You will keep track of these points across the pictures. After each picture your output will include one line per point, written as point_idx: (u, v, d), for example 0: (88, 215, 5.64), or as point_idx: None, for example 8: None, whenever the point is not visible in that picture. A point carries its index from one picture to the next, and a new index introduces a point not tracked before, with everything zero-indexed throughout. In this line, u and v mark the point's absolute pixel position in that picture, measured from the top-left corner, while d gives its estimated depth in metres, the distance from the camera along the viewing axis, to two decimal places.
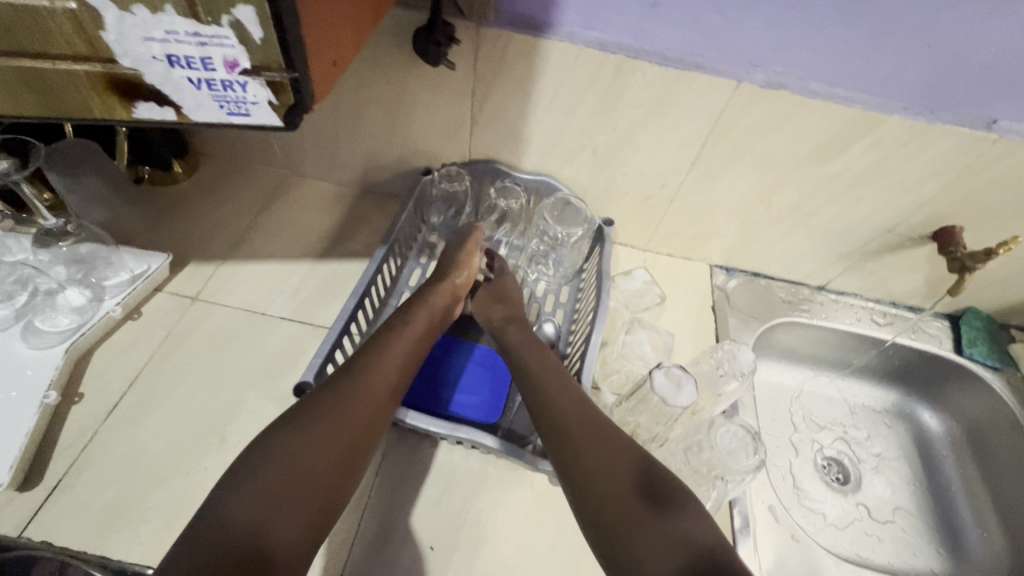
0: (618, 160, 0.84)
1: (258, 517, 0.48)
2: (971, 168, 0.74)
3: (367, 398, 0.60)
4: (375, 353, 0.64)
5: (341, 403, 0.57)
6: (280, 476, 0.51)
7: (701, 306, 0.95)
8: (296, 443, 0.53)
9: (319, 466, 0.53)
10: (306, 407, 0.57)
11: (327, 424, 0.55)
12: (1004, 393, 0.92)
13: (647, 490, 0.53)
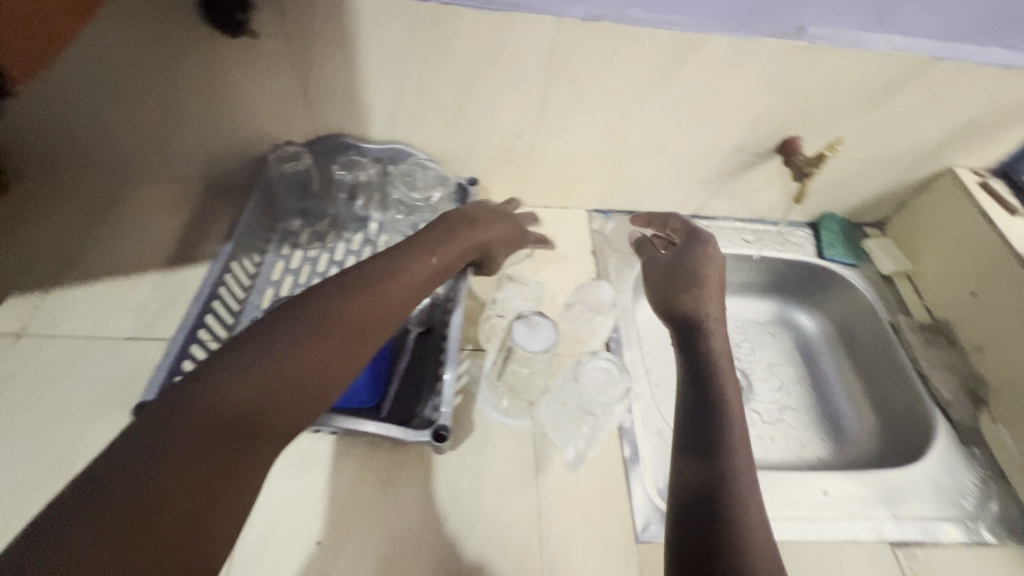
0: (467, 116, 0.82)
1: (209, 425, 0.45)
2: (793, 78, 0.78)
3: (350, 332, 0.56)
4: (378, 285, 0.60)
5: (322, 332, 0.54)
6: (242, 393, 0.48)
7: (581, 253, 0.95)
8: (267, 358, 0.50)
9: (280, 394, 0.50)
10: (291, 326, 0.54)
11: (296, 353, 0.52)
12: (861, 287, 1.00)
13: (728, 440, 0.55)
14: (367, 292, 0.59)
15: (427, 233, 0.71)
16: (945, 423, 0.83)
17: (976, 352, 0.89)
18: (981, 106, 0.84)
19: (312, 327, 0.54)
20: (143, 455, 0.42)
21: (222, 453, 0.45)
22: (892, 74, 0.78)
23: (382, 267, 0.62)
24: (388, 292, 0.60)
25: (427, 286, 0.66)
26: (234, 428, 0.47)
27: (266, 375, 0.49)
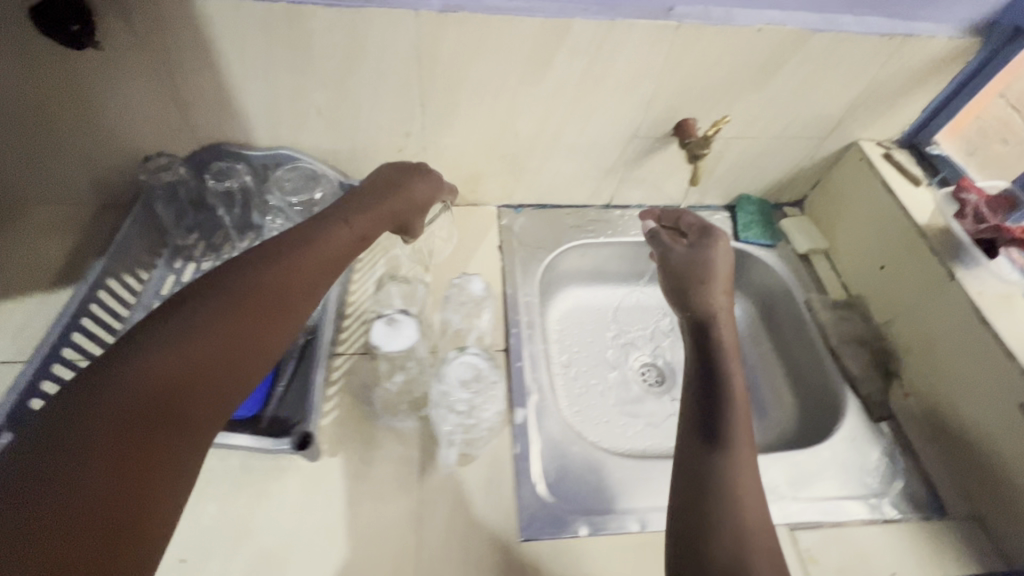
0: (348, 117, 0.81)
1: (114, 416, 0.41)
2: (672, 59, 0.77)
3: (272, 297, 0.52)
4: (303, 247, 0.56)
5: (247, 296, 0.50)
6: (155, 371, 0.43)
7: (488, 249, 0.94)
8: (183, 332, 0.46)
9: (199, 367, 0.46)
10: (214, 296, 0.49)
11: (218, 326, 0.48)
12: (778, 266, 0.99)
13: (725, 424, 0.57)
14: (287, 256, 0.54)
15: (357, 196, 0.66)
16: (854, 400, 0.82)
17: (887, 325, 0.87)
18: (871, 77, 0.83)
19: (237, 294, 0.50)
20: (47, 446, 0.39)
21: (141, 433, 0.41)
22: (771, 49, 0.77)
23: (307, 233, 0.58)
24: (312, 255, 0.56)
25: (353, 252, 0.61)
26: (152, 414, 0.42)
27: (182, 349, 0.45)
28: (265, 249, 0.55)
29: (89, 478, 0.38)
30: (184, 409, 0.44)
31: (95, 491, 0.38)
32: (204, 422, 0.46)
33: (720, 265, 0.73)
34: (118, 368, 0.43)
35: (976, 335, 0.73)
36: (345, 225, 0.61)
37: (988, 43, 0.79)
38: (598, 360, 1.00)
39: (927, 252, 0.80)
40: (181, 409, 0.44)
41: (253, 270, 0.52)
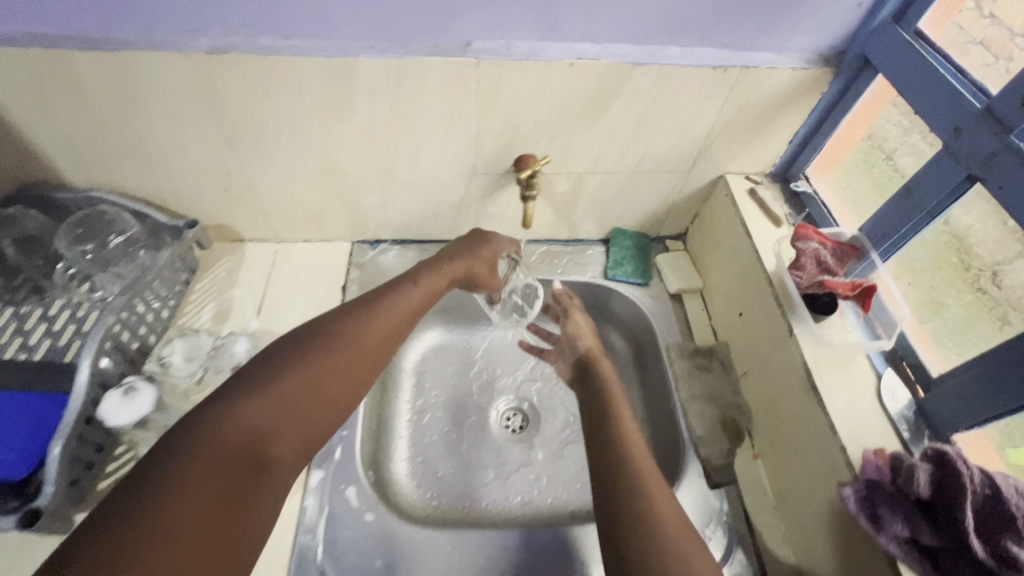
0: (155, 158, 0.76)
1: (222, 447, 0.47)
2: (485, 96, 0.71)
3: (356, 359, 0.59)
4: (370, 315, 0.63)
5: (350, 355, 0.59)
6: (251, 415, 0.51)
7: (331, 291, 0.90)
8: (260, 382, 0.53)
9: (317, 412, 0.55)
10: (298, 346, 0.57)
11: (331, 367, 0.56)
12: (646, 307, 0.92)
13: (639, 483, 0.55)
14: (360, 326, 0.61)
15: (420, 265, 0.74)
16: (695, 462, 0.75)
17: (744, 377, 0.80)
18: (719, 110, 0.76)
19: (345, 341, 0.59)
20: (149, 474, 0.44)
21: (234, 469, 0.47)
22: (593, 84, 0.71)
23: (381, 292, 0.66)
24: (386, 319, 0.63)
25: (422, 309, 0.69)
26: (238, 454, 0.48)
27: (280, 395, 0.53)
28: (370, 305, 0.64)
29: (179, 515, 0.42)
30: (273, 453, 0.51)
31: (178, 518, 0.41)
32: (280, 462, 0.51)
33: (582, 331, 0.84)
34: (223, 412, 0.50)
35: (807, 397, 0.66)
36: (414, 291, 0.68)
37: (840, 73, 0.72)
38: (457, 404, 0.95)
39: (771, 297, 0.72)
40: (270, 452, 0.50)
41: (365, 323, 0.62)
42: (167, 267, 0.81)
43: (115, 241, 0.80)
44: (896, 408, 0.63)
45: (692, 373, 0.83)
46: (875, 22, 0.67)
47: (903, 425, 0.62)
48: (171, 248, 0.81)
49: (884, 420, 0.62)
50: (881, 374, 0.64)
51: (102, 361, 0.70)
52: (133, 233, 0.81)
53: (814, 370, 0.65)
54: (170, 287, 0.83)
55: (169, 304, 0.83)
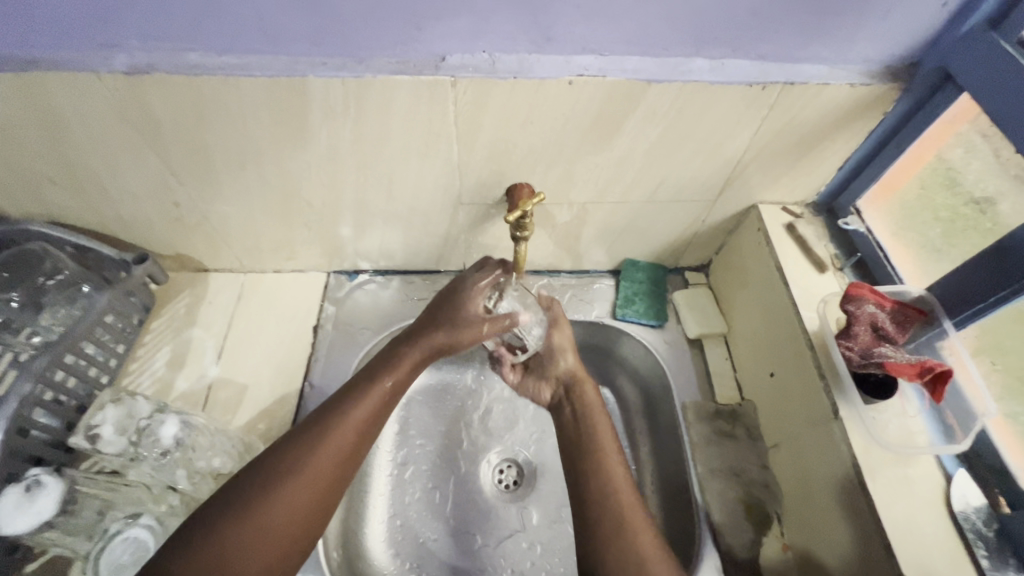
0: (92, 189, 0.66)
1: None
2: (465, 119, 0.59)
3: (323, 477, 0.52)
4: (339, 413, 0.55)
5: (316, 474, 0.52)
6: (219, 551, 0.46)
7: (300, 331, 0.80)
8: (236, 511, 0.49)
9: (280, 540, 0.49)
10: (274, 461, 0.52)
11: (301, 490, 0.51)
12: (660, 355, 0.79)
13: (615, 495, 0.57)
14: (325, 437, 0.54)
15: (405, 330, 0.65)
16: (712, 555, 0.63)
17: (774, 450, 0.68)
18: (754, 133, 0.63)
19: (305, 468, 0.52)
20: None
21: None
22: (598, 105, 0.58)
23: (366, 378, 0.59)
24: (347, 428, 0.55)
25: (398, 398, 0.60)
26: None
27: (237, 534, 0.48)
28: (331, 412, 0.56)
29: None
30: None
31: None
32: None
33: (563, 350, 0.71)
34: (189, 551, 0.46)
35: (853, 501, 0.54)
36: (384, 379, 0.59)
37: (910, 90, 0.59)
38: (441, 455, 0.83)
39: (812, 368, 0.60)
40: None
41: (325, 434, 0.54)
42: (110, 309, 0.72)
43: (47, 281, 0.68)
44: (969, 521, 0.52)
45: (712, 440, 0.71)
46: (963, 27, 0.52)
47: (979, 545, 0.50)
48: (114, 289, 0.71)
49: (955, 539, 0.51)
50: (952, 477, 0.54)
51: (25, 432, 0.60)
52: (70, 271, 0.69)
53: (864, 466, 0.53)
54: (117, 329, 0.73)
55: (116, 351, 0.73)
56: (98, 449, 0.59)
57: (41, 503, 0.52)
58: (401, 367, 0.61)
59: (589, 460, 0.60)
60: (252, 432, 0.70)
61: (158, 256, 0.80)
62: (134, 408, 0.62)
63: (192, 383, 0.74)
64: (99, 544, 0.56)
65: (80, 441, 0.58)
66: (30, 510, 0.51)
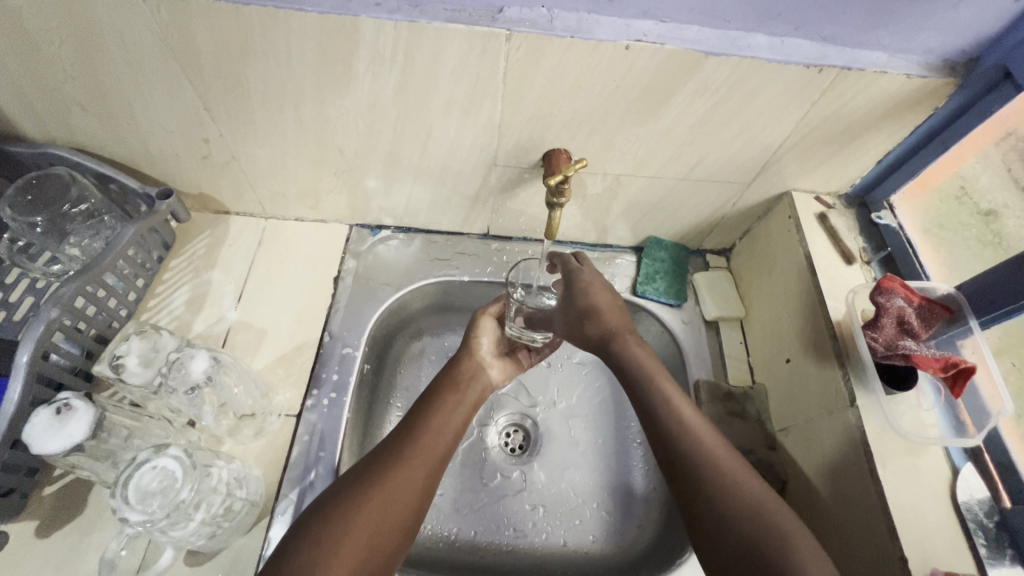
0: (122, 118, 0.64)
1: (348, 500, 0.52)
2: (514, 77, 0.57)
3: (407, 501, 0.54)
4: (435, 407, 0.63)
5: (369, 530, 0.51)
6: (370, 482, 0.54)
7: (322, 281, 0.80)
8: (393, 460, 0.56)
9: (382, 537, 0.51)
10: (412, 431, 0.59)
11: (423, 460, 0.57)
12: (676, 332, 0.80)
13: (718, 474, 0.51)
14: (413, 453, 0.57)
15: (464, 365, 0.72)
16: None
17: (781, 433, 0.70)
18: (799, 120, 0.62)
19: (376, 494, 0.53)
20: (317, 512, 0.52)
21: (347, 518, 0.51)
22: (651, 74, 0.56)
23: (452, 394, 0.66)
24: (411, 472, 0.56)
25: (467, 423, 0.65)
26: (353, 504, 0.52)
27: (344, 524, 0.50)
28: (396, 452, 0.57)
29: (327, 546, 0.48)
30: (375, 500, 0.52)
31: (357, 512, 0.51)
32: (393, 533, 0.52)
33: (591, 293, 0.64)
34: (370, 477, 0.54)
35: (861, 485, 0.56)
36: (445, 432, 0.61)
37: (965, 87, 0.58)
38: None
39: (832, 359, 0.62)
40: (371, 504, 0.52)
41: (413, 448, 0.57)
42: (135, 243, 0.70)
43: (72, 209, 0.69)
44: (971, 511, 0.54)
45: (722, 418, 0.72)
46: None
47: (978, 535, 0.53)
48: (142, 221, 0.70)
49: (956, 527, 0.53)
50: (959, 470, 0.56)
51: (49, 357, 0.60)
52: (95, 202, 0.70)
53: (875, 453, 0.55)
54: (138, 264, 0.72)
55: (137, 285, 0.72)
56: (122, 378, 0.59)
57: (72, 426, 0.51)
58: (447, 416, 0.63)
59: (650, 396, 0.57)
60: (270, 376, 0.71)
61: (180, 193, 0.78)
62: (159, 342, 0.62)
63: (210, 325, 0.74)
64: (125, 471, 0.50)
65: (105, 370, 0.58)
66: (62, 432, 0.50)
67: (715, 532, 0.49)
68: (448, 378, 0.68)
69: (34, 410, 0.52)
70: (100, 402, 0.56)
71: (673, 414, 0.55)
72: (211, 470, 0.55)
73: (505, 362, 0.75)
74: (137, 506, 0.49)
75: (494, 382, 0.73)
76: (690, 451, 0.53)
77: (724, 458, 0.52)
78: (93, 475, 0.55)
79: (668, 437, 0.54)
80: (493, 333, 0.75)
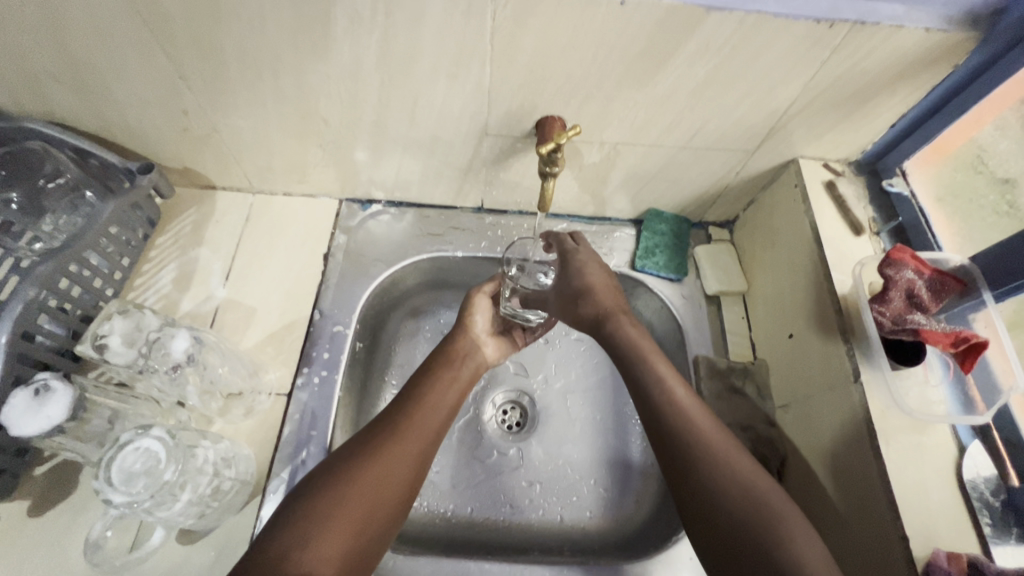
0: (95, 89, 0.61)
1: (342, 473, 0.51)
2: (503, 37, 0.54)
3: (402, 476, 0.53)
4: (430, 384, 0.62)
5: (363, 504, 0.50)
6: (364, 456, 0.53)
7: (311, 257, 0.78)
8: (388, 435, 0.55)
9: (374, 513, 0.50)
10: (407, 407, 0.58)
11: (417, 435, 0.56)
12: (677, 307, 0.78)
13: (710, 454, 0.50)
14: (407, 430, 0.56)
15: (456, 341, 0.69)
16: None
17: (782, 410, 0.68)
18: (809, 81, 0.58)
19: (369, 468, 0.52)
20: (310, 485, 0.51)
21: (340, 492, 0.49)
22: (649, 32, 0.53)
23: (446, 371, 0.64)
24: (405, 447, 0.55)
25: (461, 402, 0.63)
26: (347, 477, 0.51)
27: (336, 498, 0.49)
28: (391, 427, 0.56)
29: (318, 519, 0.47)
30: (369, 475, 0.51)
31: (351, 486, 0.50)
32: (385, 510, 0.51)
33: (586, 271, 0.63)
34: (364, 451, 0.53)
35: (863, 463, 0.54)
36: (438, 412, 0.60)
37: (988, 42, 0.54)
38: None
39: (837, 333, 0.59)
40: (364, 477, 0.51)
41: (406, 423, 0.57)
42: (116, 220, 0.68)
43: (48, 184, 0.67)
44: (976, 489, 0.52)
45: (721, 395, 0.71)
46: None
47: (983, 513, 0.51)
48: (122, 197, 0.68)
49: (960, 506, 0.51)
50: (966, 447, 0.54)
51: (31, 337, 0.59)
52: (72, 177, 0.67)
53: (879, 431, 0.53)
54: (122, 242, 0.70)
55: (122, 264, 0.71)
56: (106, 359, 0.58)
57: (50, 407, 0.50)
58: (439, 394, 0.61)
59: (646, 373, 0.56)
60: (260, 355, 0.70)
61: (163, 168, 0.76)
62: (142, 321, 0.61)
63: (198, 304, 0.73)
64: (108, 452, 0.49)
65: (87, 350, 0.57)
66: (40, 414, 0.49)
67: (704, 512, 0.48)
68: (441, 356, 0.67)
69: (12, 391, 0.51)
70: (83, 383, 0.55)
71: (667, 396, 0.54)
72: (197, 450, 0.55)
73: (501, 341, 0.73)
74: (121, 487, 0.48)
75: (489, 360, 0.71)
76: (681, 431, 0.51)
77: (714, 435, 0.51)
78: (80, 457, 0.55)
79: (662, 416, 0.53)
80: (487, 312, 0.73)
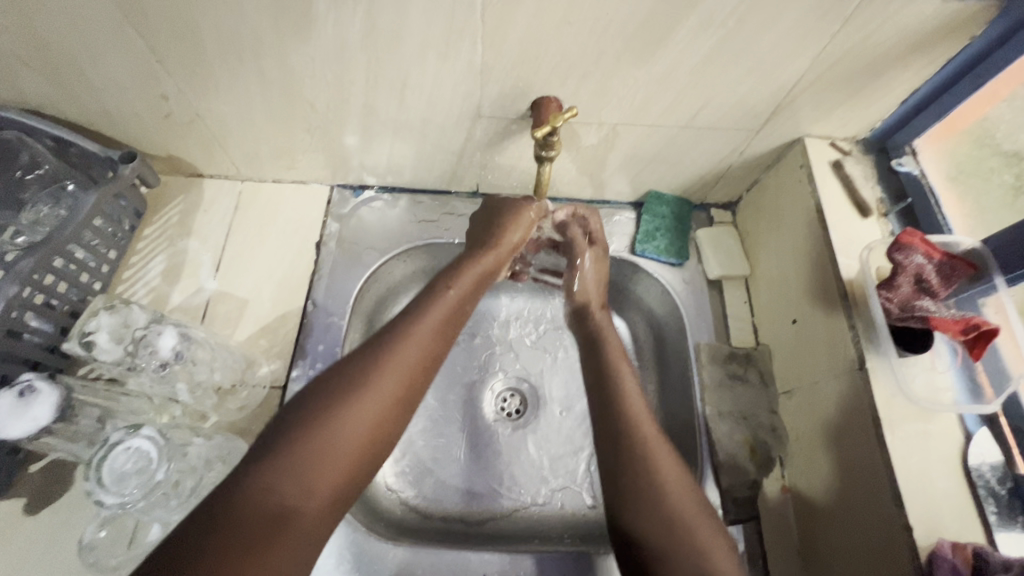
0: (68, 74, 0.59)
1: (337, 396, 0.43)
2: (494, 13, 0.51)
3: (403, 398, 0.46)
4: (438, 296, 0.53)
5: (352, 443, 0.42)
6: (363, 375, 0.45)
7: (302, 247, 0.76)
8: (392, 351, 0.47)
9: (371, 441, 0.44)
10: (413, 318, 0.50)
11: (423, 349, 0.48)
12: (678, 293, 0.76)
13: (660, 473, 0.48)
14: (412, 343, 0.48)
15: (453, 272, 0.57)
16: (713, 490, 0.64)
17: (785, 396, 0.67)
18: (817, 55, 0.55)
19: (370, 392, 0.44)
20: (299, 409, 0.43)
21: (332, 419, 0.42)
22: (648, 5, 0.50)
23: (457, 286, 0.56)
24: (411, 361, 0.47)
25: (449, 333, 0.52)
26: (342, 402, 0.43)
27: (327, 426, 0.42)
28: (395, 342, 0.47)
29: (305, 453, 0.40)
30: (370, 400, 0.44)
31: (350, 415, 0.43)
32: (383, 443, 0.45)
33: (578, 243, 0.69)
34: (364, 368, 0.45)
35: (866, 450, 0.53)
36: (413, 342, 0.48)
37: (1009, 10, 0.51)
38: (445, 382, 0.81)
39: (841, 320, 0.58)
40: (362, 403, 0.44)
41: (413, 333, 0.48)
42: (100, 212, 0.66)
43: (27, 175, 0.64)
44: (982, 477, 0.51)
45: (723, 381, 0.70)
46: None
47: (989, 502, 0.50)
48: (103, 187, 0.65)
49: (965, 495, 0.51)
50: (972, 435, 0.53)
51: (18, 335, 0.57)
52: (51, 167, 0.65)
53: (884, 419, 0.52)
54: (107, 235, 0.68)
55: (109, 257, 0.69)
56: (94, 356, 0.57)
57: (37, 408, 0.49)
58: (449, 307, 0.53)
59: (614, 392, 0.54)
60: (253, 348, 0.68)
61: (147, 156, 0.73)
62: (130, 317, 0.60)
63: (188, 297, 0.71)
64: (98, 452, 0.48)
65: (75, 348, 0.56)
66: (26, 416, 0.48)
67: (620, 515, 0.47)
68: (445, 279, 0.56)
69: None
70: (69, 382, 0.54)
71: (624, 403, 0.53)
72: (189, 448, 0.54)
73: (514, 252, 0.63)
74: (113, 488, 0.47)
75: None
76: (640, 446, 0.49)
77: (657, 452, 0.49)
78: (74, 456, 0.55)
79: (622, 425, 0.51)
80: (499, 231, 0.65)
